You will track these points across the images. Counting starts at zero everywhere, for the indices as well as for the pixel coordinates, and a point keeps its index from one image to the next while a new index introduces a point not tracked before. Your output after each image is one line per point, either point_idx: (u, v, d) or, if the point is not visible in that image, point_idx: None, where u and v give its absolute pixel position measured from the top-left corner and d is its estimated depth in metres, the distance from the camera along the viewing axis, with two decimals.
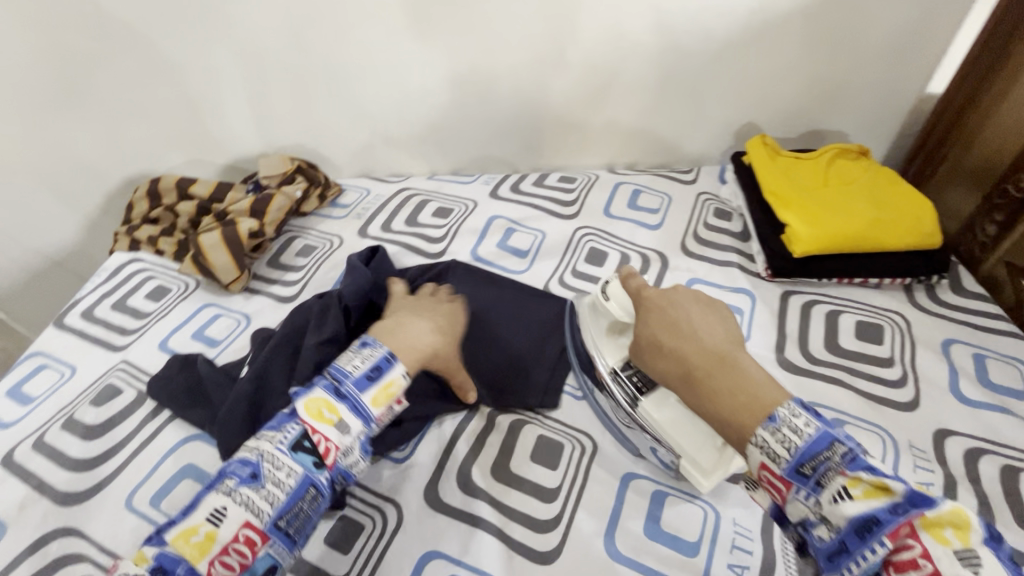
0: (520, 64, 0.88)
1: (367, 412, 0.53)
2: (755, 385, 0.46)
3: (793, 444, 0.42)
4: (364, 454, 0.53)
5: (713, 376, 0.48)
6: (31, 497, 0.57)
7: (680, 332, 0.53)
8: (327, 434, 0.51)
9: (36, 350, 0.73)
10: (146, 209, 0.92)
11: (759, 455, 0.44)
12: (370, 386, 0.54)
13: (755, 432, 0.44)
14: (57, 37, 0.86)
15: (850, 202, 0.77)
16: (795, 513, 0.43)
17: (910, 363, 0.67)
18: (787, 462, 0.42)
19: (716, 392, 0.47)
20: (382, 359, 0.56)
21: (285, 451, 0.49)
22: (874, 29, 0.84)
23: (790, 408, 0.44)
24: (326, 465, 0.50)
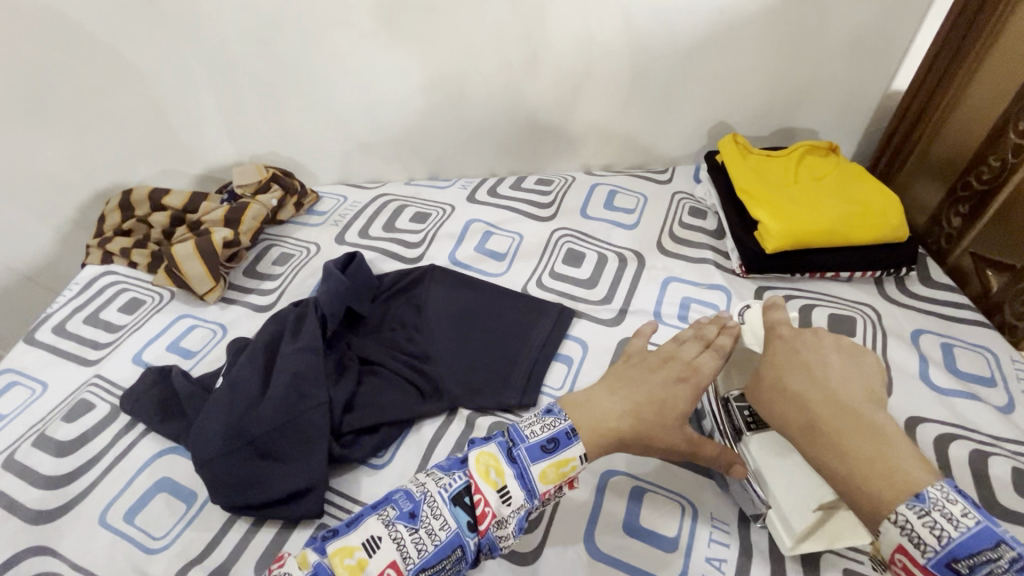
0: (493, 67, 0.89)
1: (531, 482, 0.47)
2: (898, 458, 0.38)
3: (946, 532, 0.34)
4: (517, 532, 0.47)
5: (845, 435, 0.40)
6: (0, 517, 0.56)
7: (818, 381, 0.44)
8: (488, 497, 0.46)
9: (5, 367, 0.72)
10: (118, 221, 0.90)
11: (898, 535, 0.36)
12: (544, 457, 0.48)
13: (895, 508, 0.36)
14: (22, 49, 0.85)
15: (819, 197, 0.79)
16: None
17: (881, 354, 0.68)
18: (938, 553, 0.34)
19: (851, 459, 0.39)
20: (562, 432, 0.49)
21: (449, 499, 0.46)
22: (838, 28, 0.85)
23: (942, 490, 0.35)
24: (478, 530, 0.46)
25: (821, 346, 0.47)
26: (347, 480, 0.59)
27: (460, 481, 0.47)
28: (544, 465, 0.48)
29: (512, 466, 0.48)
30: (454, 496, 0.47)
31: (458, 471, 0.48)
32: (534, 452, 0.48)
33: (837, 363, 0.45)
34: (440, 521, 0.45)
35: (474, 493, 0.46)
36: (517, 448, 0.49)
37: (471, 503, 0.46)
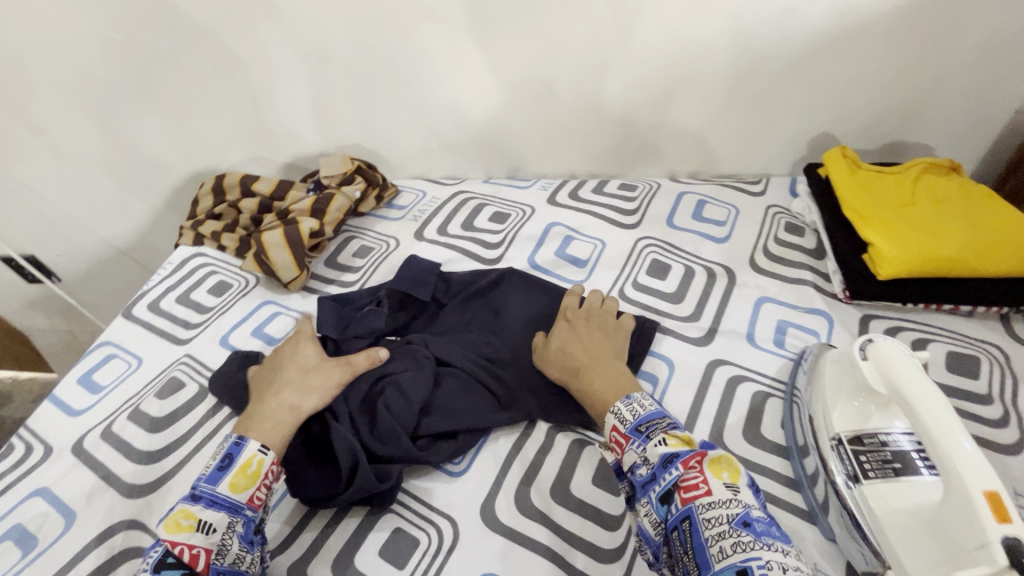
0: (584, 66, 0.85)
1: (228, 500, 0.49)
2: (608, 392, 0.56)
3: (637, 412, 0.52)
4: (248, 547, 0.48)
5: (597, 370, 0.59)
6: (99, 487, 0.59)
7: (580, 343, 0.63)
8: (189, 539, 0.46)
9: (105, 340, 0.75)
10: (209, 205, 0.94)
11: (614, 420, 0.53)
12: (223, 474, 0.51)
13: (614, 404, 0.54)
14: (134, 36, 0.89)
15: (941, 223, 0.71)
16: (626, 463, 0.50)
17: (1011, 402, 0.61)
18: (631, 422, 0.51)
19: (591, 393, 0.58)
20: (233, 446, 0.52)
21: (149, 572, 0.44)
22: (974, 34, 0.77)
23: (643, 395, 0.55)
24: (197, 574, 0.45)
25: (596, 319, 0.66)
26: (423, 486, 0.57)
27: (159, 551, 0.46)
28: (227, 479, 0.50)
29: (199, 503, 0.49)
30: (156, 564, 0.45)
31: (152, 549, 0.46)
32: (211, 477, 0.50)
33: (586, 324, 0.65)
34: None
35: (174, 548, 0.46)
36: (196, 488, 0.50)
37: (177, 559, 0.45)
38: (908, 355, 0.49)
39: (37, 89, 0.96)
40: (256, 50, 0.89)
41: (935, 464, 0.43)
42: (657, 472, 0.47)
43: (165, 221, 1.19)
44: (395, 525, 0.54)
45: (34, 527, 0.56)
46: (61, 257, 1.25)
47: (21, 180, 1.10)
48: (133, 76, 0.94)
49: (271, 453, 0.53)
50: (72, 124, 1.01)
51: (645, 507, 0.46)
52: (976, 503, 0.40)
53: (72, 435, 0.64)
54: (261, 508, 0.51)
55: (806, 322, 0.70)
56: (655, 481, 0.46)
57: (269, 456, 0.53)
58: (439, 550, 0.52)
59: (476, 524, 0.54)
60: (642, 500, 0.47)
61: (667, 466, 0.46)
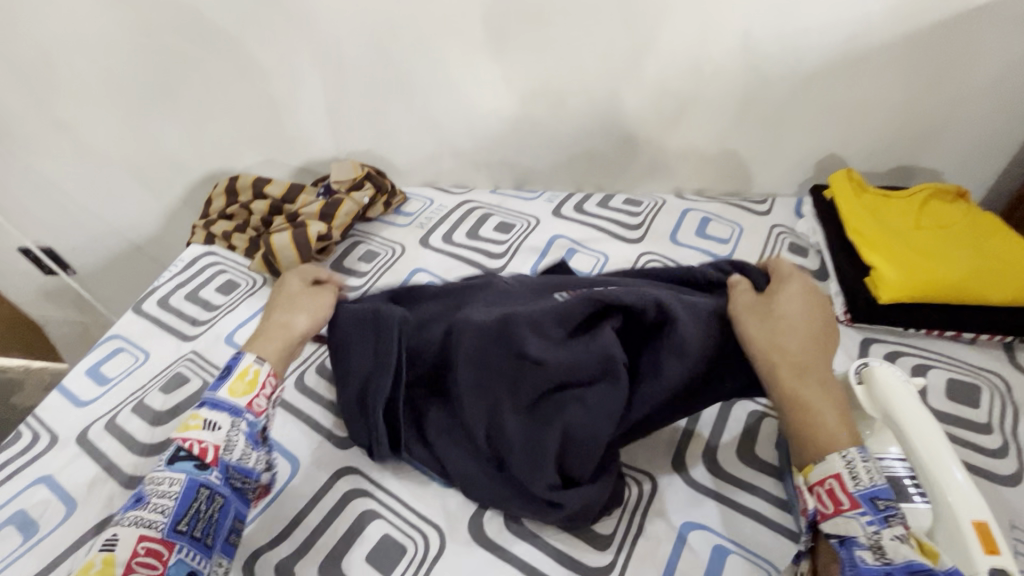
0: (595, 81, 0.87)
1: (228, 405, 0.53)
2: (831, 420, 0.46)
3: (874, 478, 0.42)
4: (253, 445, 0.53)
5: (822, 381, 0.48)
6: (100, 477, 0.60)
7: (794, 328, 0.51)
8: (199, 437, 0.50)
9: (114, 333, 0.77)
10: (222, 205, 0.96)
11: (839, 467, 0.43)
12: (223, 381, 0.54)
13: (846, 448, 0.44)
14: (158, 39, 0.91)
15: (946, 250, 0.71)
16: (835, 528, 0.43)
17: (1012, 433, 0.61)
18: (865, 487, 0.42)
19: (807, 412, 0.46)
20: (234, 358, 0.56)
21: (164, 467, 0.48)
22: (986, 60, 0.77)
23: (855, 450, 0.43)
24: (208, 464, 0.49)
25: (795, 318, 0.52)
26: (415, 492, 0.58)
27: (171, 448, 0.50)
28: (228, 385, 0.54)
29: (203, 406, 0.52)
30: (170, 458, 0.49)
31: (166, 448, 0.50)
32: (213, 385, 0.54)
33: (801, 312, 0.52)
34: (167, 482, 0.47)
35: (185, 442, 0.50)
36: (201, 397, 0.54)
37: (188, 452, 0.49)
38: (903, 381, 0.49)
39: (64, 87, 0.99)
40: (274, 57, 0.91)
41: (925, 491, 0.43)
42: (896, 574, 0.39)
43: (178, 218, 1.21)
44: (385, 531, 0.55)
45: (36, 513, 0.57)
46: (77, 249, 1.28)
47: (43, 174, 1.13)
48: (155, 78, 0.97)
49: (266, 365, 0.56)
50: (95, 121, 1.04)
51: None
52: (965, 533, 0.40)
53: (77, 425, 0.65)
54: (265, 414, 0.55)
55: None
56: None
57: (265, 366, 0.56)
58: (424, 559, 0.53)
59: (464, 534, 0.54)
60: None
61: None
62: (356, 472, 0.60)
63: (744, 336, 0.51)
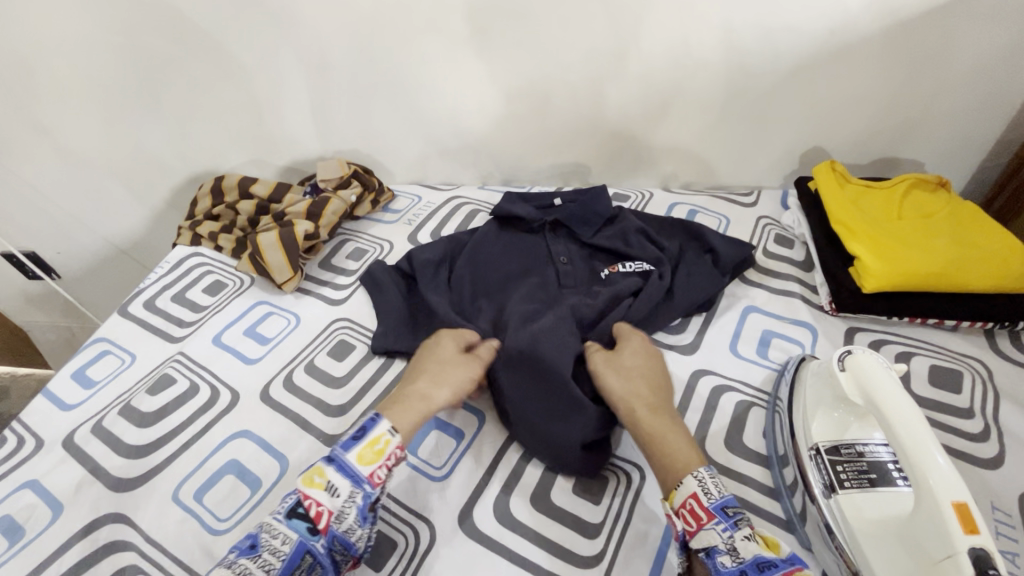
0: (581, 78, 0.87)
1: (353, 471, 0.50)
2: (682, 448, 0.52)
3: (718, 489, 0.48)
4: (361, 520, 0.49)
5: (662, 420, 0.55)
6: (86, 480, 0.59)
7: (638, 373, 0.59)
8: (319, 498, 0.49)
9: (100, 336, 0.76)
10: (208, 206, 0.95)
11: (694, 486, 0.48)
12: (357, 443, 0.52)
13: (697, 469, 0.50)
14: (138, 39, 0.90)
15: (928, 238, 0.72)
16: (697, 542, 0.46)
17: (993, 417, 0.62)
18: (715, 498, 0.47)
19: (654, 447, 0.53)
20: (370, 419, 0.54)
21: (281, 517, 0.48)
22: (963, 51, 0.78)
23: (707, 471, 0.50)
24: (319, 531, 0.48)
25: (637, 368, 0.60)
26: (405, 487, 0.58)
27: (292, 499, 0.49)
28: (358, 450, 0.51)
29: (330, 464, 0.51)
30: (288, 512, 0.48)
31: (289, 495, 0.50)
32: (346, 444, 0.52)
33: (631, 364, 0.60)
34: (280, 539, 0.47)
35: (304, 501, 0.49)
36: (333, 449, 0.52)
37: (304, 511, 0.48)
38: (885, 367, 0.50)
39: (45, 91, 0.98)
40: (256, 55, 0.90)
41: (907, 472, 0.44)
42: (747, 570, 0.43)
43: (165, 220, 1.20)
44: (375, 527, 0.55)
45: (21, 518, 0.56)
46: (62, 254, 1.26)
47: (25, 178, 1.11)
48: (137, 79, 0.95)
49: (399, 436, 0.53)
50: (77, 125, 1.03)
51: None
52: (943, 513, 0.40)
53: (63, 429, 0.65)
54: (382, 484, 0.51)
55: (792, 333, 0.71)
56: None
57: (397, 438, 0.53)
58: (415, 553, 0.53)
59: (453, 528, 0.55)
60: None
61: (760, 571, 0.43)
62: None
63: (613, 396, 0.58)
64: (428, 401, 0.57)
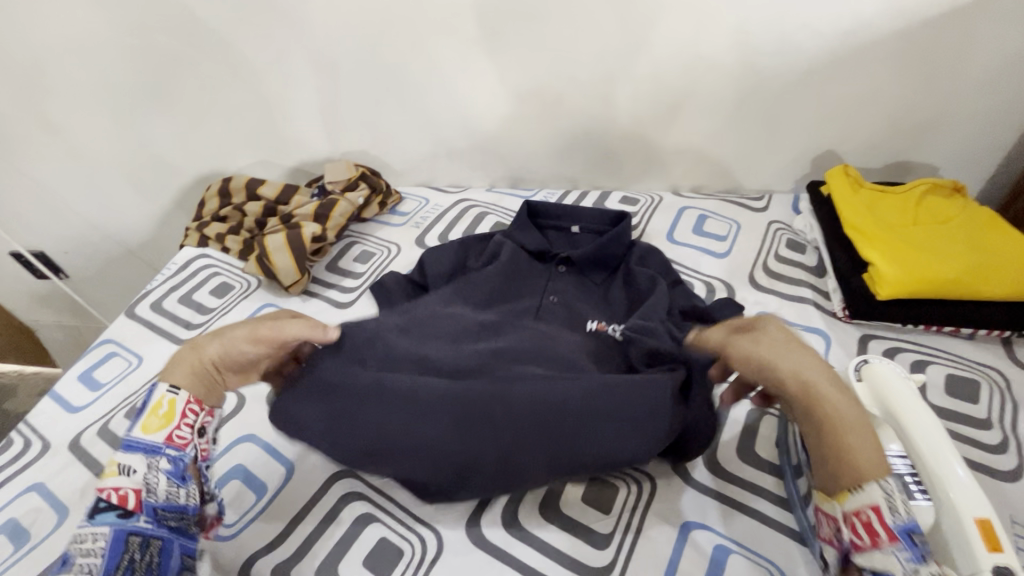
0: (591, 78, 0.86)
1: (142, 443, 0.48)
2: (865, 447, 0.43)
3: (899, 509, 0.41)
4: (179, 481, 0.48)
5: (844, 423, 0.44)
6: (92, 483, 0.59)
7: (797, 349, 0.48)
8: (116, 483, 0.46)
9: (106, 337, 0.76)
10: (216, 207, 0.95)
11: (875, 496, 0.41)
12: (140, 417, 0.50)
13: (881, 478, 0.42)
14: (149, 40, 0.90)
15: (944, 245, 0.71)
16: (867, 560, 0.41)
17: (1011, 428, 0.60)
18: (903, 519, 0.40)
19: (835, 442, 0.44)
20: (149, 392, 0.51)
21: (84, 523, 0.45)
22: (981, 55, 0.77)
23: (886, 483, 0.42)
24: (133, 511, 0.46)
25: (782, 336, 0.49)
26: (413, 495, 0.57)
27: (90, 501, 0.46)
28: (143, 420, 0.49)
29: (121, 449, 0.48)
30: (89, 512, 0.45)
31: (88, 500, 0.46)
32: (131, 422, 0.49)
33: (768, 340, 0.48)
34: (88, 539, 0.44)
35: (102, 493, 0.46)
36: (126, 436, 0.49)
37: (107, 502, 0.46)
38: (904, 379, 0.49)
39: (53, 89, 0.98)
40: (266, 56, 0.90)
41: (928, 489, 0.43)
42: None
43: (172, 220, 1.20)
44: (381, 534, 0.55)
45: (27, 521, 0.56)
46: (70, 253, 1.27)
47: (33, 177, 1.12)
48: (146, 80, 0.95)
49: (184, 393, 0.51)
50: (87, 125, 1.03)
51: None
52: (967, 532, 0.39)
53: (69, 431, 0.64)
54: (190, 443, 0.50)
55: None
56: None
57: (182, 396, 0.51)
58: (422, 562, 0.53)
59: (461, 537, 0.54)
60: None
61: None
62: (352, 474, 0.59)
63: (780, 377, 0.47)
64: (197, 348, 0.52)
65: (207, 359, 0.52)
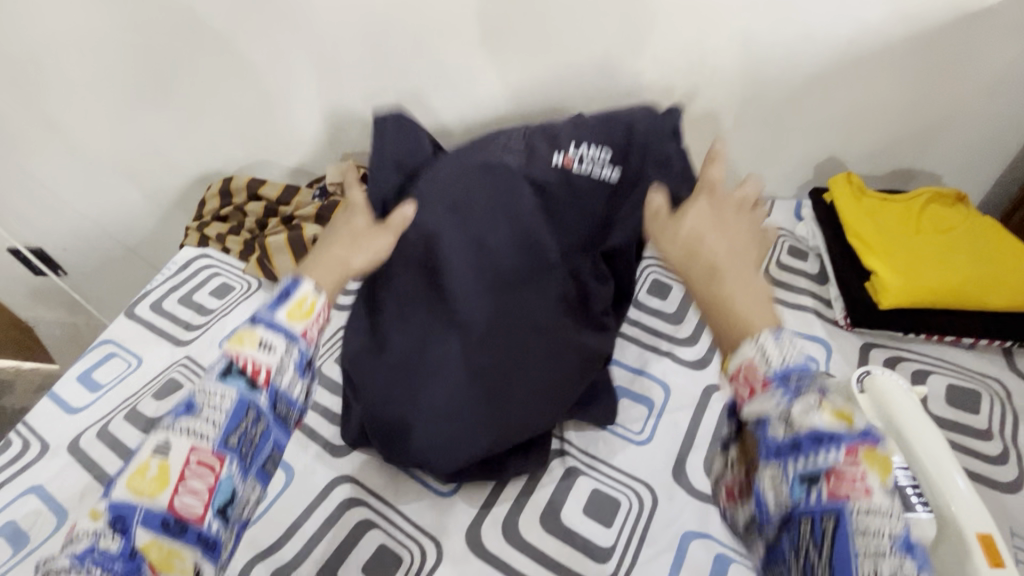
0: (594, 82, 0.86)
1: (285, 327, 0.44)
2: (743, 299, 0.42)
3: (779, 356, 0.39)
4: (301, 375, 0.45)
5: (727, 287, 0.43)
6: (91, 487, 0.59)
7: (712, 238, 0.45)
8: (255, 356, 0.42)
9: (106, 338, 0.75)
10: (216, 207, 0.94)
11: (751, 351, 0.39)
12: (280, 304, 0.45)
13: (759, 329, 0.40)
14: (151, 40, 0.90)
15: (946, 254, 0.71)
16: (754, 409, 0.39)
17: (1012, 441, 0.61)
18: (776, 364, 0.38)
19: (723, 307, 0.42)
20: (289, 280, 0.46)
21: (214, 379, 0.42)
22: (983, 66, 0.77)
23: (763, 338, 0.39)
24: (259, 386, 0.42)
25: (704, 218, 0.46)
26: (412, 501, 0.58)
27: (221, 360, 0.43)
28: (284, 306, 0.44)
29: (256, 322, 0.44)
30: (221, 371, 0.42)
31: (215, 358, 0.43)
32: (268, 302, 0.45)
33: (707, 224, 0.46)
34: (217, 394, 0.41)
35: (239, 358, 0.42)
36: (253, 308, 0.45)
37: (240, 367, 0.42)
38: (905, 390, 0.49)
39: (52, 86, 0.97)
40: (268, 56, 0.90)
41: (931, 502, 0.44)
42: (804, 445, 0.36)
43: (172, 219, 1.20)
44: (381, 541, 0.55)
45: (26, 524, 0.56)
46: (68, 250, 1.26)
47: (33, 174, 1.11)
48: (147, 78, 0.95)
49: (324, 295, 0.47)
50: (87, 123, 1.02)
51: (772, 471, 0.37)
52: (969, 546, 0.40)
53: (67, 433, 0.64)
54: (315, 341, 0.46)
55: (805, 349, 0.70)
56: (798, 453, 0.36)
57: (323, 297, 0.47)
58: (421, 570, 0.53)
59: (461, 545, 0.54)
60: (769, 462, 0.37)
61: (817, 445, 0.36)
62: (351, 480, 0.59)
63: (684, 264, 0.45)
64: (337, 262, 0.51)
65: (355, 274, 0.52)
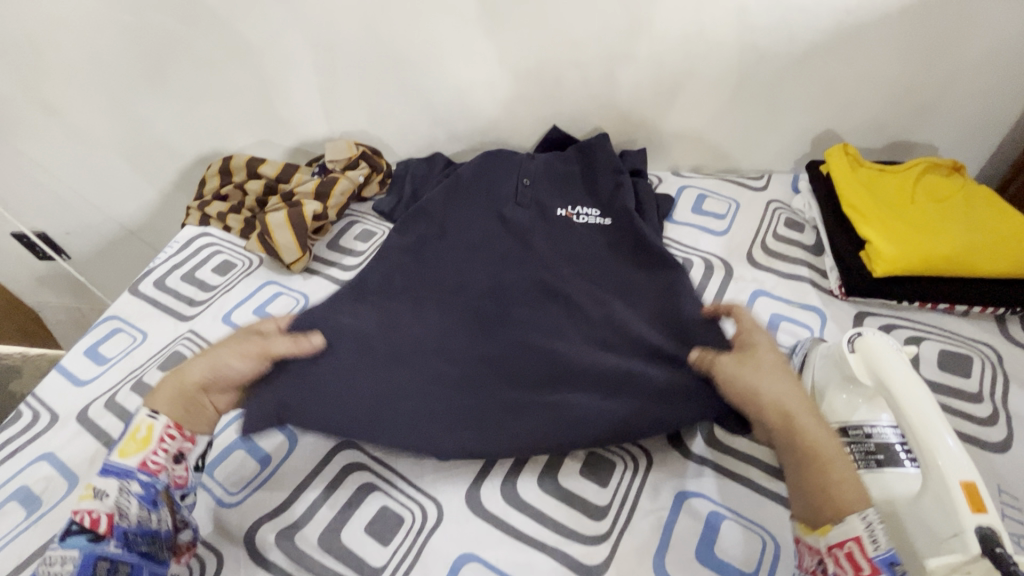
0: (592, 58, 0.86)
1: (121, 465, 0.51)
2: (842, 473, 0.47)
3: (879, 542, 0.43)
4: (148, 505, 0.50)
5: (817, 447, 0.49)
6: (101, 454, 0.60)
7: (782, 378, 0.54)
8: (90, 507, 0.49)
9: (111, 314, 0.77)
10: (217, 186, 0.95)
11: (859, 528, 0.44)
12: (121, 441, 0.53)
13: (861, 510, 0.45)
14: (147, 20, 0.90)
15: (940, 223, 0.71)
16: None
17: (1002, 402, 0.62)
18: (884, 550, 0.42)
19: (820, 471, 0.48)
20: (131, 419, 0.55)
21: (56, 546, 0.47)
22: (980, 36, 0.77)
23: (869, 515, 0.44)
24: (102, 536, 0.48)
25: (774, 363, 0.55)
26: (412, 465, 0.59)
27: (66, 523, 0.49)
28: (121, 445, 0.53)
29: (99, 474, 0.52)
30: (63, 535, 0.48)
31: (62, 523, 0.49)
32: (112, 448, 0.53)
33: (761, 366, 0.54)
34: (61, 562, 0.47)
35: (77, 516, 0.49)
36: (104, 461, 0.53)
37: (81, 526, 0.48)
38: (895, 350, 0.50)
39: (50, 70, 0.97)
40: (265, 36, 0.90)
41: (917, 455, 0.44)
42: None
43: (172, 202, 1.21)
44: (382, 502, 0.56)
45: (38, 488, 0.58)
46: (70, 235, 1.27)
47: (33, 157, 1.12)
48: (144, 60, 0.95)
49: (163, 417, 0.54)
50: (85, 106, 1.03)
51: None
52: (951, 491, 0.41)
53: (76, 404, 0.65)
54: (161, 467, 0.53)
55: (800, 317, 0.71)
56: None
57: (160, 421, 0.54)
58: (422, 529, 0.54)
59: (460, 504, 0.56)
60: None
61: None
62: (353, 445, 0.61)
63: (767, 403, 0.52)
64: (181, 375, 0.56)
65: (193, 384, 0.55)
